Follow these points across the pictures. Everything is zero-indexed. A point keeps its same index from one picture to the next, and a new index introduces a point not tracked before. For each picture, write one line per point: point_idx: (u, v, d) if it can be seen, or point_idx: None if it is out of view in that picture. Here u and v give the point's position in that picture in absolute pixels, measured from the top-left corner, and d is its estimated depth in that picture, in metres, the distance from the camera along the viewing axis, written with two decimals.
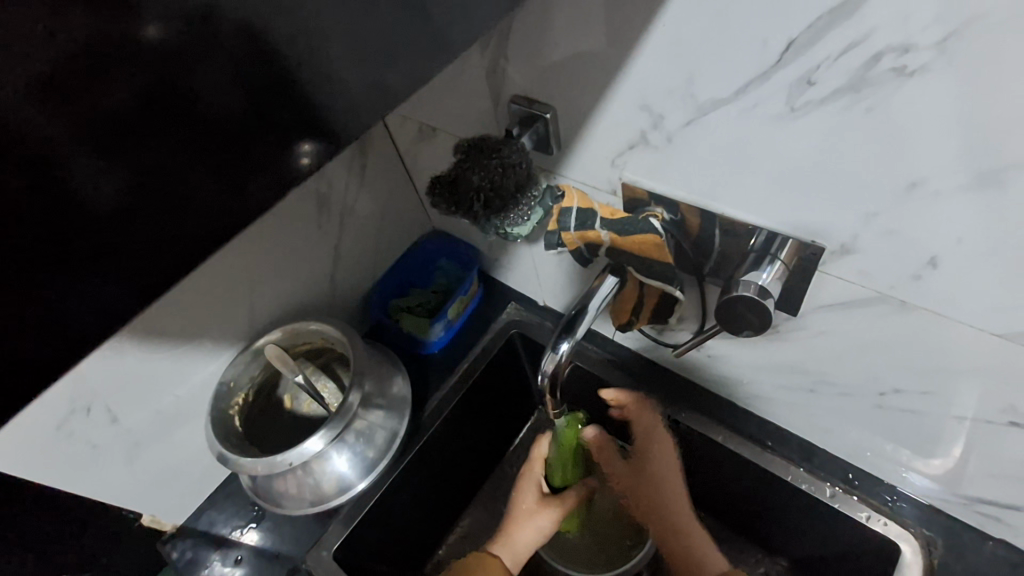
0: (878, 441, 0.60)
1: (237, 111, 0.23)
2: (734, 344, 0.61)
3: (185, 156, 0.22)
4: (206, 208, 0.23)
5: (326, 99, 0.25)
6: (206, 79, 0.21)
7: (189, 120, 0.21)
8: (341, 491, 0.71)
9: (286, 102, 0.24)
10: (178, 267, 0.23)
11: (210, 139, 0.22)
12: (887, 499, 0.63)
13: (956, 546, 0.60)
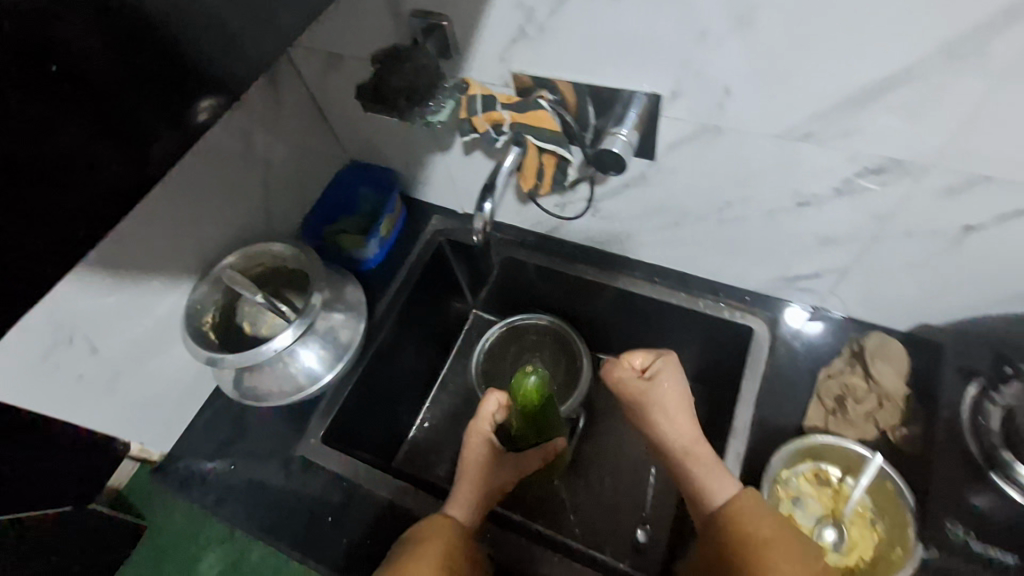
0: (729, 254, 0.80)
1: (95, 57, 0.32)
2: (618, 200, 0.79)
3: (65, 100, 0.32)
4: (86, 140, 0.33)
5: (185, 45, 0.36)
6: (67, 35, 0.31)
7: (55, 71, 0.31)
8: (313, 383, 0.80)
9: (161, 62, 0.35)
10: (74, 183, 0.34)
11: (78, 82, 0.32)
12: (743, 298, 0.85)
13: (789, 319, 0.83)
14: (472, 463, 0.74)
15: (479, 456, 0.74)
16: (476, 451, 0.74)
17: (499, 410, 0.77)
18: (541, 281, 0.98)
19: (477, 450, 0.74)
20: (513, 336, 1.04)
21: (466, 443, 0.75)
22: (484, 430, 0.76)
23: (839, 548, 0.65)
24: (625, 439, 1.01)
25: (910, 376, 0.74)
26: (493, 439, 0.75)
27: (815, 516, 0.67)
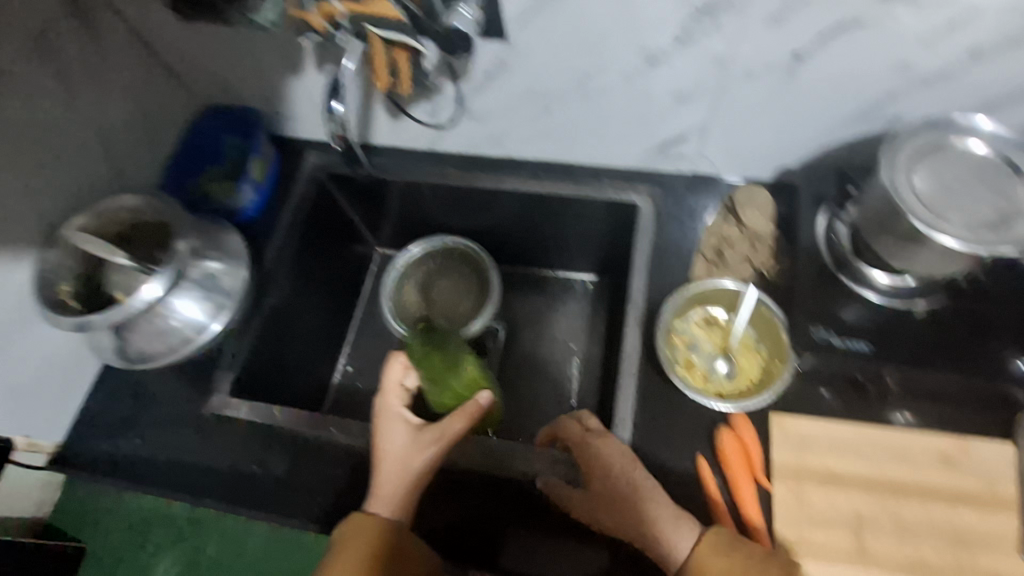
0: (603, 134, 0.82)
1: None
2: (486, 96, 0.78)
3: None
4: None
5: None
6: None
7: None
8: (199, 335, 0.77)
9: None
10: None
11: None
12: (627, 178, 0.90)
13: (669, 190, 0.88)
14: (388, 447, 0.66)
15: (399, 439, 0.66)
16: (392, 435, 0.67)
17: (407, 375, 0.72)
18: (438, 201, 0.99)
19: (391, 431, 0.67)
20: (421, 260, 1.05)
21: (379, 427, 0.68)
22: (399, 408, 0.69)
23: (732, 374, 0.74)
24: (549, 339, 1.03)
25: (781, 218, 0.80)
26: (405, 414, 0.69)
27: (708, 352, 0.75)
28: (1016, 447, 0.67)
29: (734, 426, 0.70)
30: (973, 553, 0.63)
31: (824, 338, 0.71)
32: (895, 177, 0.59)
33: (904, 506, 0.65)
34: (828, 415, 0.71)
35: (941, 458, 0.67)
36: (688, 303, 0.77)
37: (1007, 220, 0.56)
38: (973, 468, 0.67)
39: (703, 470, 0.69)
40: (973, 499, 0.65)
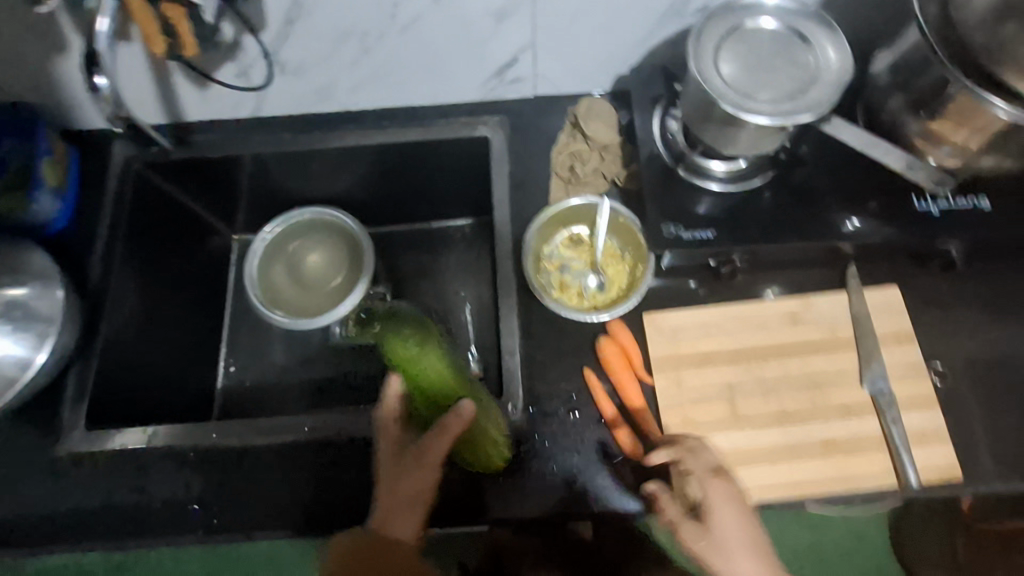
0: (432, 69, 0.81)
1: None
2: (296, 45, 0.74)
3: None
4: None
5: None
6: None
7: None
8: (24, 372, 0.71)
9: None
10: None
11: None
12: (471, 114, 0.87)
13: (517, 116, 0.86)
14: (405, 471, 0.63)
15: (428, 477, 0.63)
16: (418, 477, 0.63)
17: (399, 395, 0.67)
18: (286, 172, 0.92)
19: (409, 467, 0.63)
20: (288, 236, 1.00)
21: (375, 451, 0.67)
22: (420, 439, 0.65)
23: (602, 287, 0.76)
24: (438, 293, 1.01)
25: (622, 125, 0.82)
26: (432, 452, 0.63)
27: (578, 270, 0.77)
28: (848, 295, 0.76)
29: (612, 332, 0.74)
30: (824, 392, 0.72)
31: (686, 237, 0.72)
32: (698, 63, 0.61)
33: (764, 367, 0.73)
34: (691, 304, 0.77)
35: (788, 318, 0.75)
36: (552, 226, 0.78)
37: (799, 87, 0.60)
38: (815, 319, 0.75)
39: (590, 379, 0.72)
40: (822, 347, 0.74)
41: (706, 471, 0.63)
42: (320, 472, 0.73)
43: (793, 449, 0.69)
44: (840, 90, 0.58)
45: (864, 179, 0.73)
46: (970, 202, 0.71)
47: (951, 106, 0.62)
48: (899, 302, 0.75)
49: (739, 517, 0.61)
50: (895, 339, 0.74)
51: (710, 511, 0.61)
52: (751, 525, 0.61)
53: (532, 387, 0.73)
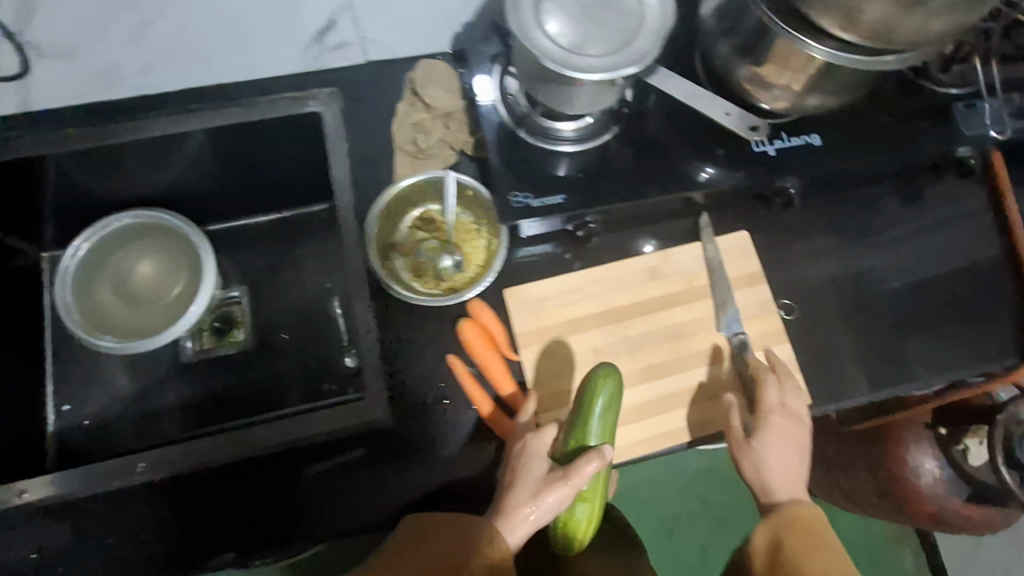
0: (236, 37, 0.69)
1: None
2: (47, 18, 0.60)
3: None
4: None
5: None
6: None
7: None
8: None
9: None
10: None
11: None
12: (300, 89, 0.77)
13: (349, 84, 0.78)
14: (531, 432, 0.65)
15: (538, 477, 0.61)
16: (530, 461, 0.62)
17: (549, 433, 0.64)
18: (91, 174, 0.80)
19: (524, 458, 0.62)
20: (110, 248, 0.87)
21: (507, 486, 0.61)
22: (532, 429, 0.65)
23: (461, 266, 0.72)
24: (304, 282, 0.94)
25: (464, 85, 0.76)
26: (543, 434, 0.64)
27: (434, 251, 0.73)
28: (701, 243, 0.78)
29: (474, 315, 0.70)
30: (685, 343, 0.74)
31: (535, 206, 0.68)
32: (519, 14, 0.56)
33: (629, 326, 0.73)
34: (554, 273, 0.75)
35: (648, 273, 0.76)
36: (395, 207, 0.72)
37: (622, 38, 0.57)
38: (673, 272, 0.76)
39: (454, 365, 0.69)
40: (682, 297, 0.75)
41: (777, 403, 0.69)
42: (184, 517, 0.66)
43: (662, 402, 0.72)
44: (661, 40, 0.56)
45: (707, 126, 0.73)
46: (802, 140, 0.73)
47: (772, 49, 0.62)
48: (748, 244, 0.78)
49: (794, 447, 0.68)
50: (746, 280, 0.77)
51: (765, 425, 0.68)
52: (796, 445, 0.68)
53: (396, 383, 0.69)
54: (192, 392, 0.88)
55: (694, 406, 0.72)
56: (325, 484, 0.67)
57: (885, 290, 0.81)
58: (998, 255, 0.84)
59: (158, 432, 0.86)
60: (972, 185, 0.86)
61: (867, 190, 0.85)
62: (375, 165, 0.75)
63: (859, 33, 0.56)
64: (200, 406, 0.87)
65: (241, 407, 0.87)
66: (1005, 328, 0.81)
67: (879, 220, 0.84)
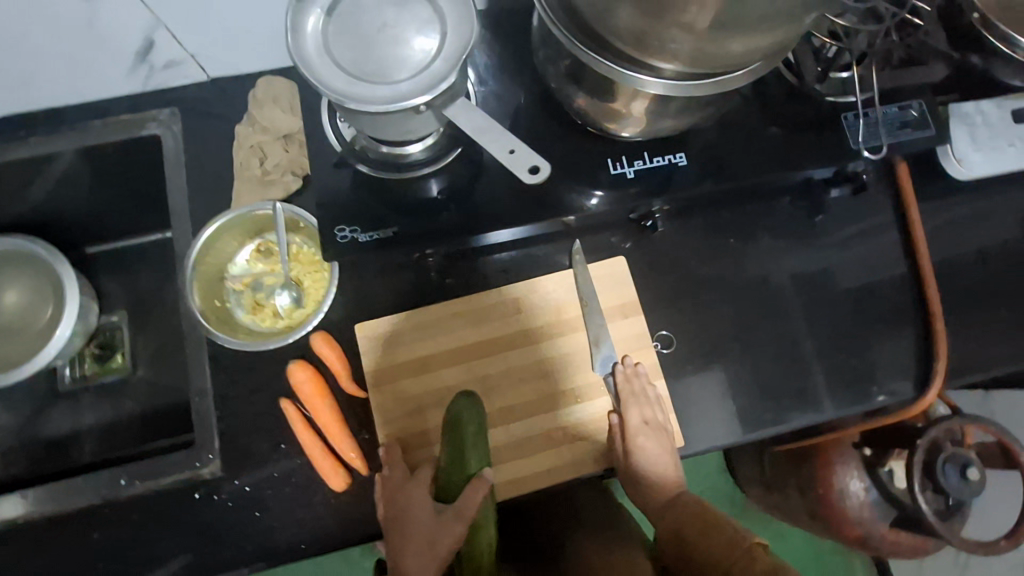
0: (46, 64, 0.64)
1: None
2: None
3: None
4: None
5: None
6: None
7: None
8: None
9: None
10: None
11: None
12: (140, 111, 0.73)
13: (188, 104, 0.73)
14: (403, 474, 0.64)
15: (421, 515, 0.61)
16: (410, 503, 0.62)
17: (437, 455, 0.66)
18: None
19: (407, 500, 0.62)
20: None
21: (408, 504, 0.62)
22: (403, 472, 0.64)
23: (299, 300, 0.70)
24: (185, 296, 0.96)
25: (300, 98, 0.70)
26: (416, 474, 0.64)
27: (272, 285, 0.70)
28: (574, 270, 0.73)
29: (321, 351, 0.69)
30: (553, 380, 0.70)
31: (365, 239, 0.63)
32: (298, 41, 0.50)
33: (486, 364, 0.70)
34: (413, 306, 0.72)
35: (516, 304, 0.72)
36: (227, 239, 0.68)
37: (421, 59, 0.51)
38: (542, 303, 0.72)
39: (286, 412, 0.67)
40: (549, 329, 0.72)
41: (641, 422, 0.66)
42: (139, 534, 0.66)
43: (520, 447, 0.68)
44: (460, 61, 0.50)
45: (561, 149, 0.69)
46: (665, 161, 0.68)
47: (598, 79, 0.55)
48: (624, 271, 0.74)
49: (665, 451, 0.67)
50: (620, 311, 0.73)
51: (636, 445, 0.66)
52: (667, 448, 0.68)
53: (235, 427, 0.68)
54: (107, 414, 0.90)
55: (552, 450, 0.69)
56: (278, 492, 0.67)
57: (771, 314, 0.77)
58: (898, 274, 0.78)
59: (67, 458, 0.87)
60: (877, 198, 0.80)
61: (759, 205, 0.80)
62: (217, 194, 0.71)
63: (680, 62, 0.48)
64: (115, 428, 0.90)
65: (131, 430, 0.90)
66: (898, 355, 0.76)
67: (769, 239, 0.79)
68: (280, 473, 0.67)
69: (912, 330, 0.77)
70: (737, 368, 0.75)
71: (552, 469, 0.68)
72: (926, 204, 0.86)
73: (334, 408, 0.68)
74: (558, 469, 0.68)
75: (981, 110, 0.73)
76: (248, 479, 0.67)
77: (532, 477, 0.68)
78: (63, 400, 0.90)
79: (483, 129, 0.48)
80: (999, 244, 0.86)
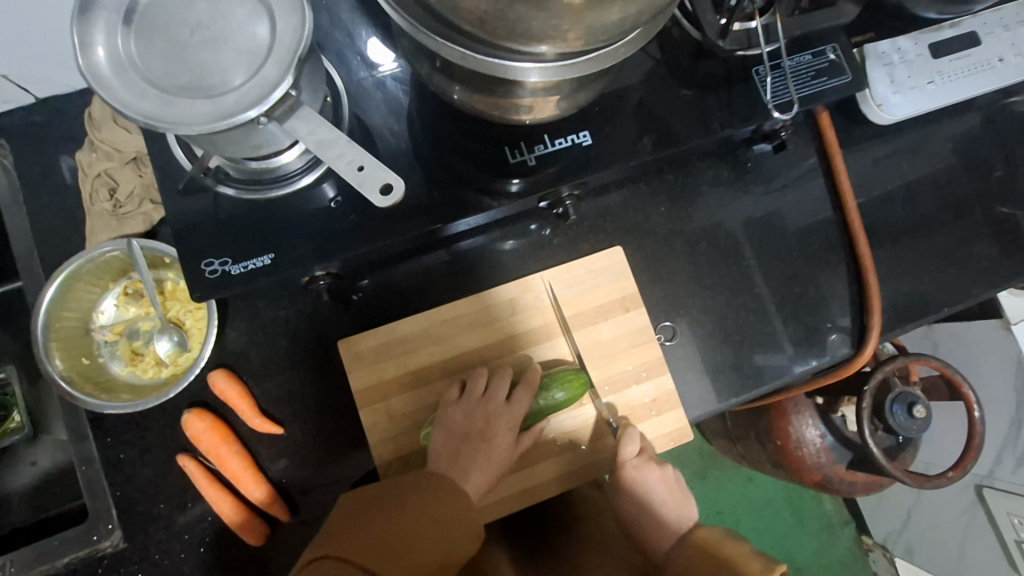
0: None
1: None
2: None
3: None
4: None
5: None
6: None
7: None
8: None
9: None
10: None
11: None
12: None
13: (18, 134, 0.64)
14: (495, 412, 0.59)
15: (470, 479, 0.58)
16: (476, 455, 0.58)
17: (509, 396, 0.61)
18: None
19: (479, 450, 0.58)
20: None
21: (460, 470, 0.58)
22: (502, 398, 0.60)
23: (182, 344, 0.63)
24: None
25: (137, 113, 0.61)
26: (514, 404, 0.60)
27: (148, 331, 0.63)
28: (566, 267, 0.67)
29: (226, 395, 0.62)
30: None
31: (236, 272, 0.55)
32: (92, 62, 0.41)
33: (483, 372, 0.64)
34: (407, 315, 0.66)
35: (506, 307, 0.65)
36: (85, 288, 0.61)
37: (251, 61, 0.43)
38: (535, 300, 0.66)
39: (185, 467, 0.61)
40: (535, 335, 0.66)
41: (633, 456, 0.62)
42: None
43: (522, 457, 0.64)
44: (293, 60, 0.41)
45: (451, 142, 0.62)
46: (568, 142, 0.61)
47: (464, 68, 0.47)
48: (622, 263, 0.68)
49: (659, 487, 0.64)
50: (620, 304, 0.67)
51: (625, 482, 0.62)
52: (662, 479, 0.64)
53: (132, 493, 0.61)
54: (32, 472, 0.81)
55: (533, 467, 0.64)
56: (205, 543, 0.62)
57: (700, 287, 0.73)
58: (827, 231, 0.75)
59: None
60: (798, 152, 0.76)
61: (679, 173, 0.75)
62: (70, 235, 0.63)
63: (556, 44, 0.40)
64: (48, 483, 0.81)
65: (60, 492, 0.80)
66: (831, 314, 0.74)
67: (694, 209, 0.74)
68: (191, 535, 0.62)
69: (844, 285, 0.74)
70: (668, 353, 0.71)
71: (541, 482, 0.64)
72: (849, 151, 0.83)
73: (243, 455, 0.61)
74: (546, 481, 0.64)
75: (899, 47, 0.68)
76: (155, 547, 0.61)
77: (519, 494, 0.64)
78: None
79: (326, 143, 0.44)
80: (923, 184, 0.83)
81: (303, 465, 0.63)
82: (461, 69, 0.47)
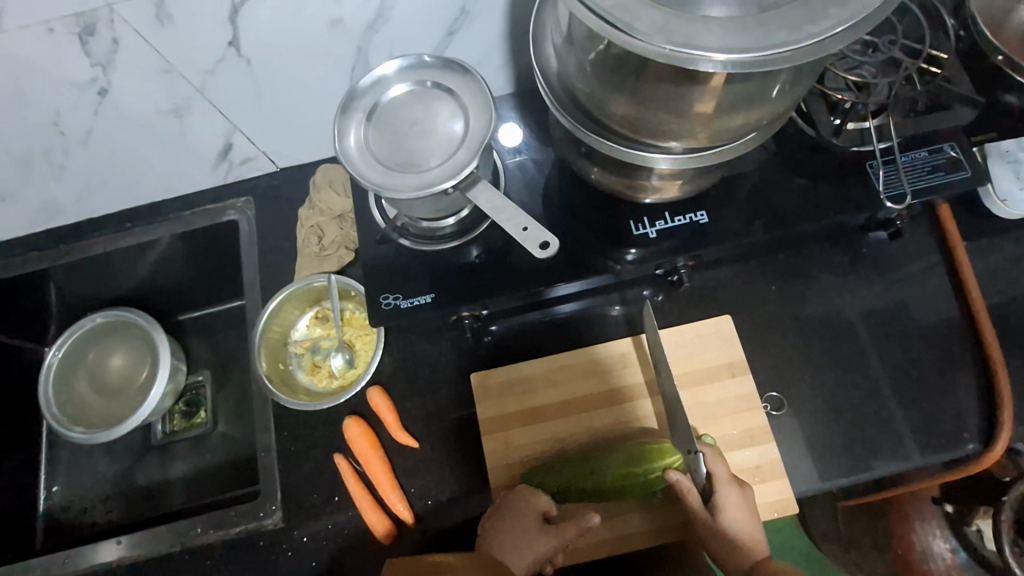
0: (150, 170, 0.81)
1: None
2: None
3: None
4: None
5: None
6: None
7: None
8: None
9: None
10: None
11: None
12: (224, 201, 0.86)
13: (261, 192, 0.86)
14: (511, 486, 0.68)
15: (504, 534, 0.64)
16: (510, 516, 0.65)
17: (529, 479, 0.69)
18: (68, 288, 0.93)
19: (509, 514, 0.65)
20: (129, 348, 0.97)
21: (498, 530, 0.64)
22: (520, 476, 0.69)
23: (351, 362, 0.78)
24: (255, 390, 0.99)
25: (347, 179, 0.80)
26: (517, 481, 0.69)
27: (327, 348, 0.79)
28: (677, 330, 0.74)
29: (378, 407, 0.74)
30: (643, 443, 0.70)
31: (405, 306, 0.69)
32: (344, 146, 0.59)
33: (594, 416, 0.71)
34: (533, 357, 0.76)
35: (617, 360, 0.73)
36: (290, 309, 0.79)
37: (447, 148, 0.59)
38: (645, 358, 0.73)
39: (338, 465, 0.73)
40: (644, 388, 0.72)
41: (724, 476, 0.63)
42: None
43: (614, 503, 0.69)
44: (480, 147, 0.56)
45: (584, 214, 0.73)
46: (687, 219, 0.70)
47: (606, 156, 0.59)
48: (731, 331, 0.73)
49: (747, 512, 0.62)
50: (727, 369, 0.72)
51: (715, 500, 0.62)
52: (749, 503, 0.63)
53: (295, 481, 0.74)
54: (202, 463, 0.96)
55: (620, 515, 0.69)
56: (343, 538, 0.72)
57: (811, 362, 0.75)
58: (950, 321, 0.75)
59: (165, 503, 0.94)
60: (917, 242, 0.78)
61: (791, 253, 0.79)
62: (283, 268, 0.82)
63: (684, 139, 0.50)
64: (211, 473, 0.95)
65: (226, 482, 0.95)
66: (953, 406, 0.72)
67: (806, 289, 0.78)
68: (333, 526, 0.73)
69: (970, 378, 0.72)
70: (773, 423, 0.74)
71: (632, 531, 0.68)
72: (975, 245, 0.83)
73: (386, 462, 0.73)
74: (637, 532, 0.68)
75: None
76: (306, 531, 0.73)
77: (607, 542, 0.68)
78: (155, 453, 0.97)
79: (499, 209, 0.57)
80: None
81: (432, 481, 0.73)
82: (603, 157, 0.60)
